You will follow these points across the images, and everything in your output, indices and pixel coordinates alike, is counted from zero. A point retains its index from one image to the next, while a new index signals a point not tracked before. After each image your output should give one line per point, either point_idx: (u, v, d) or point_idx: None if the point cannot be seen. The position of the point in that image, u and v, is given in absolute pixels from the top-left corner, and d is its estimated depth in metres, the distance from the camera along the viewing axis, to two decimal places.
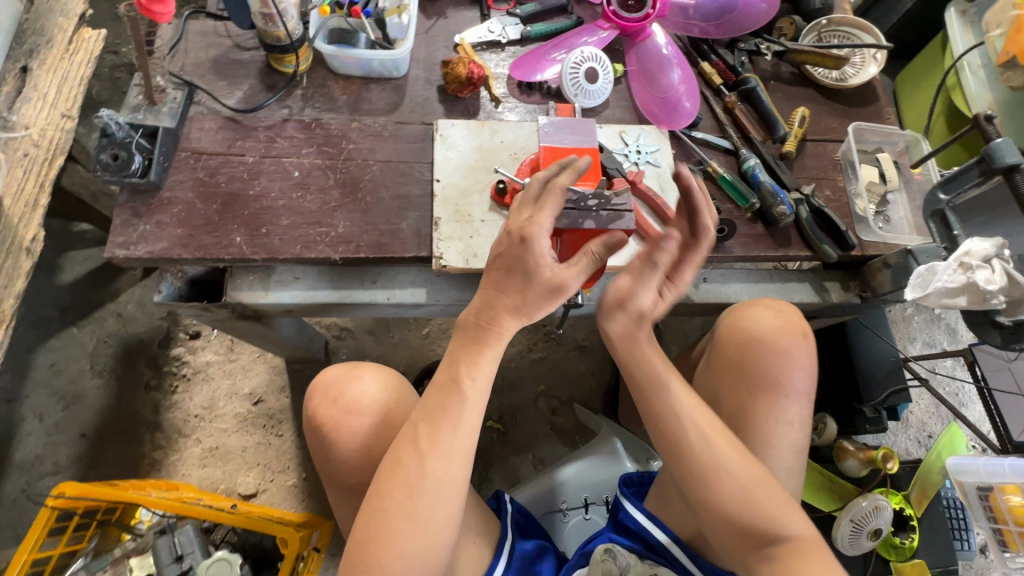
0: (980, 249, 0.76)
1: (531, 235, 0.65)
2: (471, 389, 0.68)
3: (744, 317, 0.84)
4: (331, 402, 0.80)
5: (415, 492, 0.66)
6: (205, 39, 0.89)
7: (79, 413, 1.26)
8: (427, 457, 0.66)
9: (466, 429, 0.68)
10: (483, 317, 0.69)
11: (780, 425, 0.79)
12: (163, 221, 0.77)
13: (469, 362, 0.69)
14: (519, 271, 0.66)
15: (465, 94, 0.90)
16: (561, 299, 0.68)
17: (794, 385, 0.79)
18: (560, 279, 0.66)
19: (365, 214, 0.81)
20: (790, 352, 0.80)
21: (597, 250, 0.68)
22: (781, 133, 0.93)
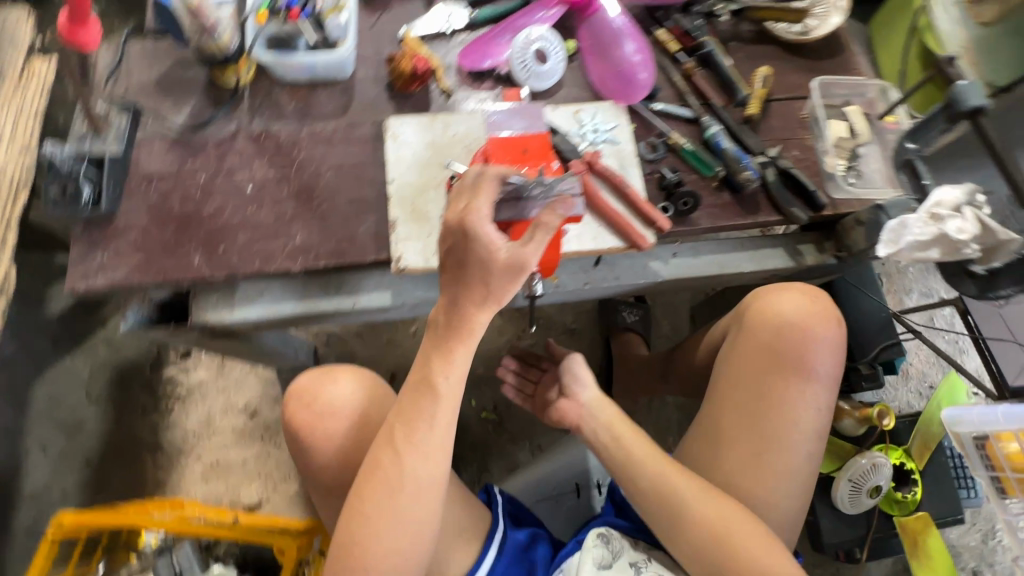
0: (951, 198, 0.73)
1: (472, 223, 0.62)
2: (445, 388, 0.69)
3: (770, 297, 0.79)
4: (308, 407, 0.82)
5: (393, 491, 0.69)
6: (146, 59, 0.87)
7: (81, 441, 1.28)
8: (403, 457, 0.69)
9: (441, 428, 0.70)
10: (458, 317, 0.67)
11: (809, 411, 0.75)
12: (120, 249, 0.77)
13: (442, 359, 0.69)
14: (473, 262, 0.64)
15: (414, 88, 0.88)
16: (525, 276, 0.65)
17: (820, 369, 0.75)
18: (519, 258, 0.63)
19: (322, 222, 0.81)
20: (824, 338, 0.75)
21: (547, 220, 0.64)
22: (742, 96, 0.91)
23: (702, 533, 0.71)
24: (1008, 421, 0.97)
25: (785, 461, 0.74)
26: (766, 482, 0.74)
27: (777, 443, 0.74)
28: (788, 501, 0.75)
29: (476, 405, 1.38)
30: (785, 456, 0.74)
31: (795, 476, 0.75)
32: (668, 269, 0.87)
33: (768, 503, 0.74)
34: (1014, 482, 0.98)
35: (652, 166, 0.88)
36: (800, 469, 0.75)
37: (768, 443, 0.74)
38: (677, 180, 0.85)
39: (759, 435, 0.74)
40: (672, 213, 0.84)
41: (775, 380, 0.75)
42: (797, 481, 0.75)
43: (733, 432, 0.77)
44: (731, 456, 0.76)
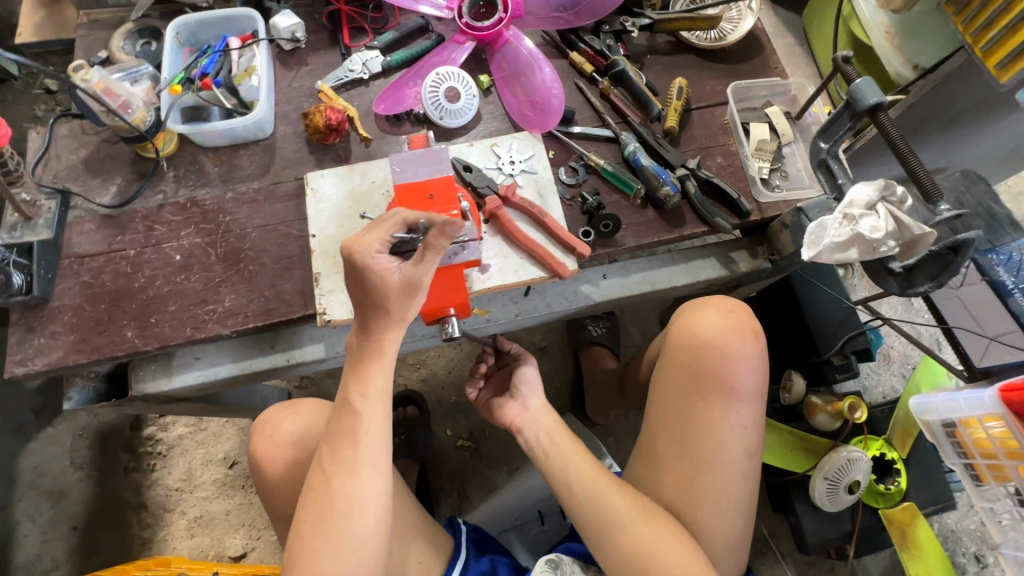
0: (863, 197, 0.72)
1: (358, 254, 0.60)
2: (364, 403, 0.64)
3: (689, 317, 0.79)
4: (267, 439, 0.74)
5: (327, 518, 0.61)
6: (74, 141, 0.90)
7: (68, 508, 1.30)
8: (332, 477, 0.62)
9: (369, 442, 0.63)
10: (369, 333, 0.65)
11: (733, 430, 0.74)
12: (56, 331, 0.79)
13: (358, 375, 0.64)
14: (371, 291, 0.62)
15: (333, 140, 0.90)
16: (422, 295, 0.63)
17: (745, 388, 0.74)
18: (411, 278, 0.61)
19: (249, 283, 0.82)
20: (743, 354, 0.75)
21: (439, 242, 0.59)
22: (657, 111, 0.91)
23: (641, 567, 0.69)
24: (968, 408, 0.94)
25: (716, 482, 0.73)
26: (699, 504, 0.73)
27: (706, 466, 0.73)
28: (725, 524, 0.73)
29: (452, 433, 1.38)
30: (716, 480, 0.73)
31: (730, 498, 0.73)
32: (600, 291, 0.88)
33: (704, 528, 0.73)
34: (985, 468, 0.96)
35: (573, 190, 0.89)
36: (733, 491, 0.73)
37: (695, 468, 0.73)
38: (597, 202, 0.86)
39: (688, 457, 0.74)
40: (594, 236, 0.85)
41: (696, 401, 0.75)
42: (732, 503, 0.73)
43: (665, 459, 0.76)
44: (664, 477, 0.75)
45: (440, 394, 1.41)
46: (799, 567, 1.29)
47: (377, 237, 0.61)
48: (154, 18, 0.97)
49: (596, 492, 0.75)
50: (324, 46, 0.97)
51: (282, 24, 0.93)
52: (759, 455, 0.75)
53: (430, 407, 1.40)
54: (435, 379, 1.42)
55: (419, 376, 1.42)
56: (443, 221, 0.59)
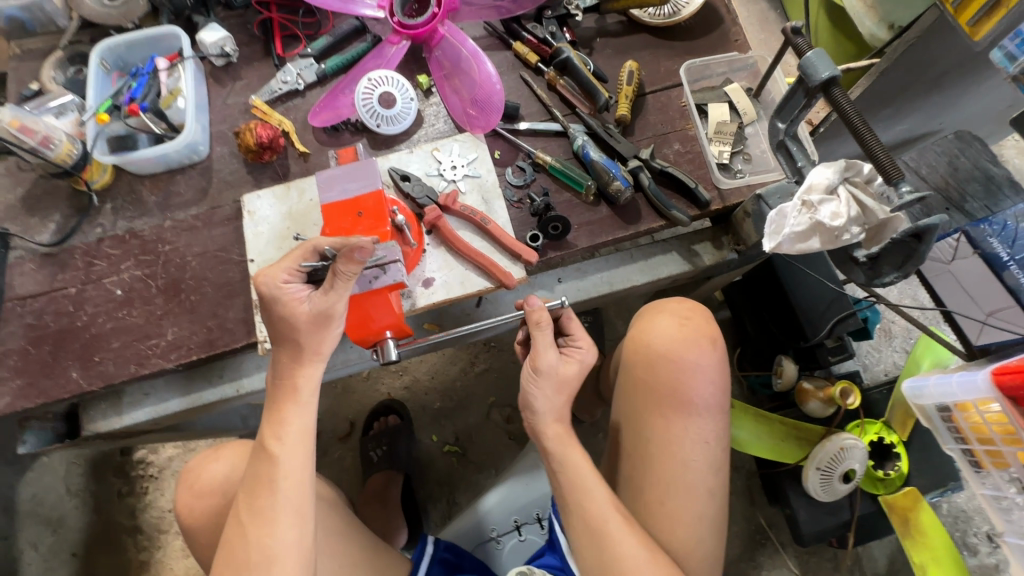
0: (822, 180, 0.66)
1: (264, 285, 0.61)
2: (280, 448, 0.63)
3: (644, 329, 0.78)
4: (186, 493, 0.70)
5: (244, 571, 0.60)
6: (11, 179, 0.88)
7: (67, 535, 1.33)
8: (250, 527, 0.61)
9: (289, 488, 0.62)
10: (281, 375, 0.65)
11: (697, 446, 0.72)
12: (2, 376, 0.78)
13: (273, 420, 0.64)
14: (283, 324, 0.62)
15: (268, 158, 0.86)
16: (335, 324, 0.64)
17: (704, 400, 0.72)
18: (322, 308, 0.62)
19: (191, 314, 0.80)
20: (699, 364, 0.73)
21: (348, 269, 0.60)
22: (604, 100, 0.84)
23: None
24: (961, 391, 0.88)
25: (684, 501, 0.71)
26: (670, 526, 0.71)
27: (675, 486, 0.71)
28: (701, 545, 0.71)
29: (438, 439, 1.36)
30: (687, 498, 0.71)
31: (701, 517, 0.71)
32: (555, 296, 0.83)
33: (683, 553, 0.70)
34: (983, 454, 0.90)
35: (521, 192, 0.84)
36: (704, 510, 0.71)
37: (665, 489, 0.71)
38: (545, 203, 0.81)
39: (653, 476, 0.72)
40: (543, 240, 0.80)
41: (656, 417, 0.73)
42: (706, 521, 0.71)
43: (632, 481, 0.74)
44: (635, 497, 0.74)
45: (424, 400, 1.39)
46: (800, 558, 1.25)
47: (286, 270, 0.62)
48: (84, 43, 0.94)
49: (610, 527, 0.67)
50: (259, 57, 0.93)
51: (208, 39, 0.89)
52: (725, 469, 0.74)
53: (414, 414, 1.38)
54: (418, 385, 1.40)
55: (401, 383, 1.40)
56: (352, 246, 0.60)
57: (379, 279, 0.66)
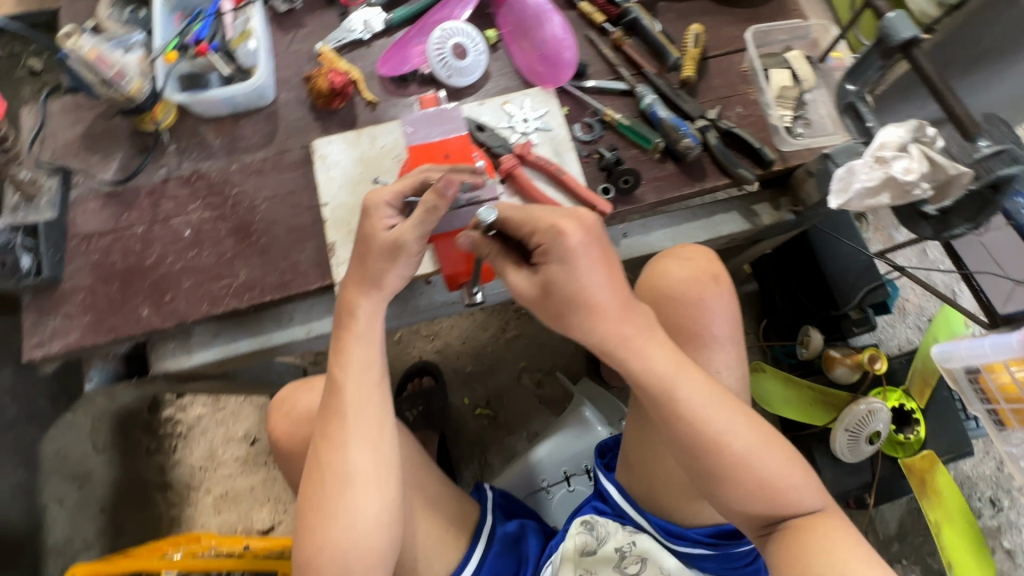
0: (895, 138, 0.70)
1: (366, 204, 0.62)
2: (346, 378, 0.64)
3: (654, 270, 0.77)
4: (285, 416, 0.76)
5: (320, 495, 0.62)
6: (69, 117, 0.86)
7: (94, 490, 1.31)
8: (321, 454, 0.63)
9: (357, 417, 0.63)
10: (341, 304, 0.65)
11: (711, 375, 0.73)
12: (70, 312, 0.78)
13: (336, 351, 0.65)
14: (363, 248, 0.62)
15: (337, 105, 0.86)
16: (406, 259, 0.62)
17: (715, 332, 0.74)
18: (396, 238, 0.60)
19: (263, 256, 0.80)
20: (710, 301, 0.74)
21: (432, 199, 0.58)
22: (673, 60, 0.87)
23: (770, 498, 0.62)
24: (994, 352, 0.93)
25: None
26: None
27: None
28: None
29: (469, 402, 1.38)
30: None
31: None
32: (620, 251, 0.86)
33: None
34: (1009, 412, 0.96)
35: (589, 147, 0.86)
36: None
37: None
38: (615, 158, 0.83)
39: None
40: (614, 193, 0.82)
41: None
42: None
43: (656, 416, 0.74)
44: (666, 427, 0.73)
45: (455, 364, 1.41)
46: None
47: (386, 193, 0.62)
48: None
49: (717, 427, 0.62)
50: (321, 5, 0.93)
51: None
52: (743, 398, 0.75)
53: (446, 377, 1.40)
54: (449, 349, 1.42)
55: (433, 347, 1.42)
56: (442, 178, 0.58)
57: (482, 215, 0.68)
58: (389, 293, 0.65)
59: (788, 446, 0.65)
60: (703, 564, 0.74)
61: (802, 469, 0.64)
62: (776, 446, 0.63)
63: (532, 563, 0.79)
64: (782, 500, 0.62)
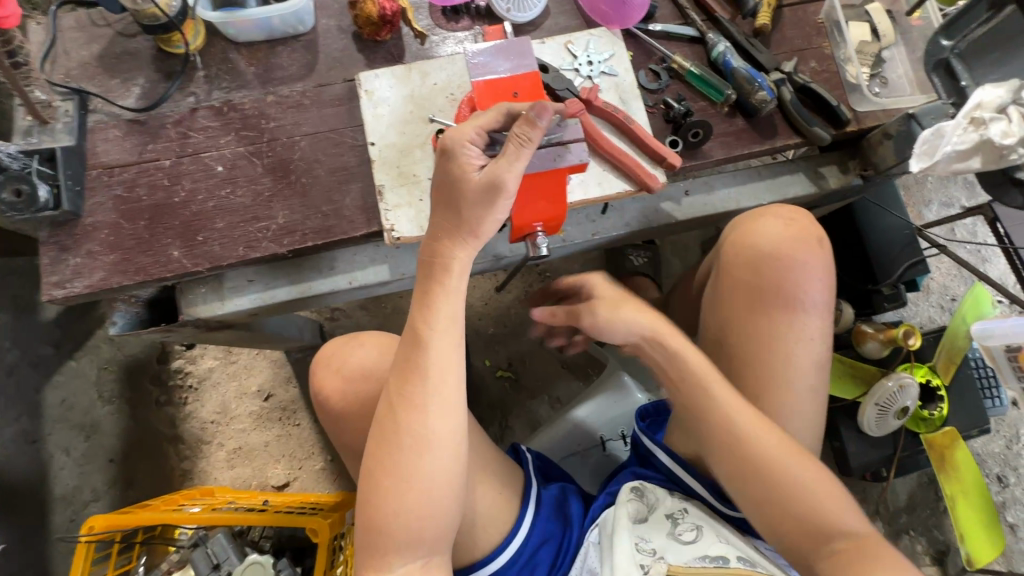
0: (993, 99, 0.66)
1: (449, 144, 0.58)
2: (431, 335, 0.62)
3: (747, 229, 0.75)
4: (334, 372, 0.72)
5: (397, 453, 0.61)
6: (85, 34, 0.78)
7: (102, 441, 1.27)
8: (399, 414, 0.62)
9: (437, 375, 0.62)
10: (431, 255, 0.62)
11: (800, 343, 0.72)
12: (93, 250, 0.71)
13: (422, 307, 0.63)
14: (451, 190, 0.59)
15: (384, 36, 0.79)
16: (502, 201, 0.59)
17: (811, 299, 0.72)
18: (493, 175, 0.57)
19: (303, 198, 0.74)
20: (806, 264, 0.72)
21: (524, 129, 0.56)
22: (752, 5, 0.80)
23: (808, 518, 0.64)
24: None
25: (782, 397, 0.72)
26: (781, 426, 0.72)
27: (774, 380, 0.72)
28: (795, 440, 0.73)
29: (491, 363, 1.35)
30: (788, 395, 0.72)
31: (800, 413, 0.72)
32: (682, 210, 0.81)
33: None
34: None
35: (656, 97, 0.80)
36: (803, 408, 0.73)
37: (761, 384, 0.72)
38: (685, 109, 0.77)
39: (753, 375, 0.73)
40: (681, 146, 0.77)
41: (762, 317, 0.72)
42: (809, 416, 0.73)
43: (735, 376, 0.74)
44: None
45: (477, 325, 1.37)
46: None
47: (473, 128, 0.58)
48: None
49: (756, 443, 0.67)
50: None
51: None
52: (825, 369, 0.73)
53: (468, 338, 1.36)
54: (471, 310, 1.38)
55: None
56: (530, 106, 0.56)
57: (561, 156, 0.61)
58: (484, 241, 0.63)
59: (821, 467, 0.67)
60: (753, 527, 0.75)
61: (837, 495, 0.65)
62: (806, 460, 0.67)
63: (578, 529, 0.77)
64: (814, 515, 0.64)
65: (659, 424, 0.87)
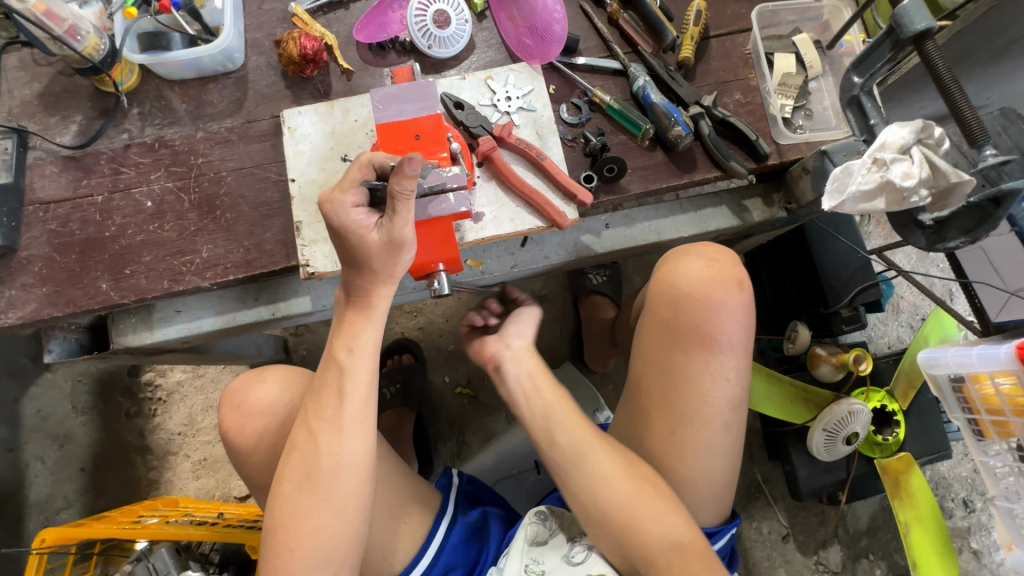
0: (897, 139, 0.64)
1: (334, 212, 0.58)
2: (350, 360, 0.64)
3: (671, 269, 0.77)
4: (236, 407, 0.76)
5: (313, 477, 0.63)
6: (27, 73, 0.81)
7: (74, 451, 1.32)
8: (318, 435, 0.63)
9: (354, 400, 0.64)
10: (355, 290, 0.64)
11: (716, 381, 0.72)
12: (27, 282, 0.75)
13: (344, 332, 0.65)
14: (353, 249, 0.60)
15: (310, 73, 0.81)
16: (405, 251, 0.61)
17: (728, 338, 0.72)
18: (390, 236, 0.59)
19: (227, 232, 0.77)
20: (725, 305, 0.73)
21: (405, 188, 0.56)
22: (671, 39, 0.81)
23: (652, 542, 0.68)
24: (980, 363, 0.90)
25: (699, 431, 0.73)
26: (692, 461, 0.73)
27: (689, 418, 0.73)
28: (709, 474, 0.74)
29: (450, 380, 1.37)
30: (699, 428, 0.73)
31: (713, 450, 0.73)
32: (602, 241, 0.83)
33: (689, 475, 0.74)
34: (989, 424, 0.94)
35: (576, 131, 0.81)
36: (718, 444, 0.73)
37: (679, 420, 0.73)
38: (601, 144, 0.78)
39: (672, 410, 0.73)
40: (597, 181, 0.78)
41: (678, 354, 0.73)
42: (720, 452, 0.74)
43: (653, 413, 0.75)
44: (652, 428, 0.75)
45: (437, 342, 1.38)
46: (789, 512, 1.33)
47: (348, 191, 0.58)
48: None
49: (611, 481, 0.70)
50: None
51: None
52: (743, 407, 0.75)
53: (428, 355, 1.38)
54: (432, 327, 1.39)
55: (417, 324, 1.38)
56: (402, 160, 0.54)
57: (445, 206, 0.65)
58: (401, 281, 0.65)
59: (668, 491, 0.71)
60: None
61: (675, 508, 0.69)
62: (649, 485, 0.70)
63: (493, 548, 0.80)
64: (656, 539, 0.67)
65: None
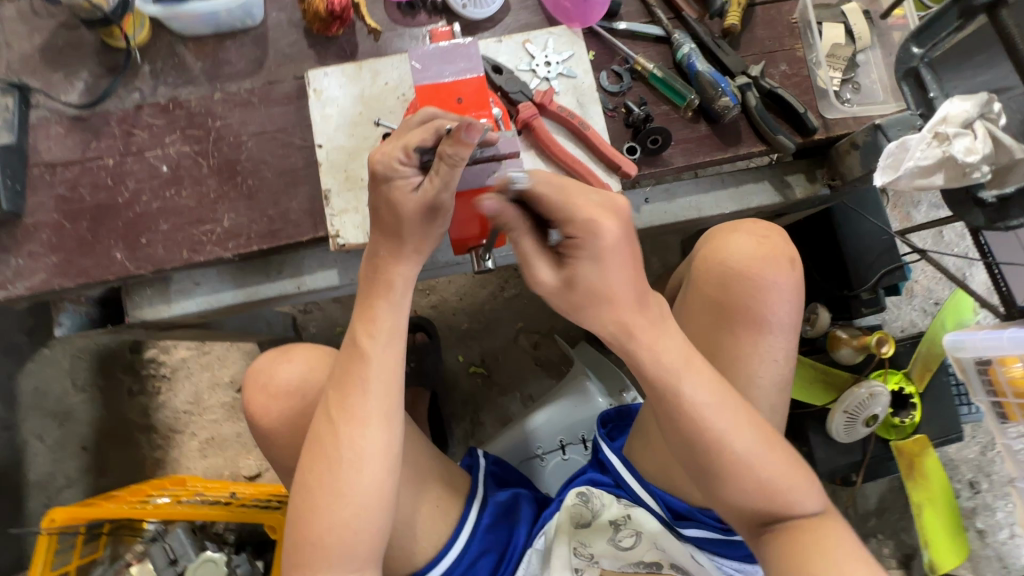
0: (960, 112, 0.62)
1: (379, 170, 0.55)
2: (371, 345, 0.61)
3: (718, 247, 0.74)
4: (260, 389, 0.73)
5: (334, 470, 0.60)
6: (28, 24, 0.75)
7: (75, 428, 1.28)
8: (339, 427, 0.61)
9: (378, 389, 0.61)
10: (375, 270, 0.60)
11: (766, 362, 0.71)
12: (34, 251, 0.70)
13: (365, 317, 0.61)
14: (392, 217, 0.57)
15: (335, 31, 0.76)
16: (441, 219, 0.58)
17: (779, 318, 0.71)
18: (431, 199, 0.55)
19: (250, 201, 0.73)
20: (777, 282, 0.71)
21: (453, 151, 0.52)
22: (719, 5, 0.77)
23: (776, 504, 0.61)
24: (1011, 346, 0.89)
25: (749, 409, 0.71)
26: None
27: None
28: None
29: (464, 359, 1.34)
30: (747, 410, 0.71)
31: None
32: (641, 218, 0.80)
33: None
34: (1015, 406, 0.94)
35: (616, 100, 0.77)
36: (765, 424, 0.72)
37: None
38: (645, 114, 0.75)
39: None
40: (640, 153, 0.75)
41: (727, 335, 0.72)
42: None
43: None
44: None
45: (451, 320, 1.35)
46: None
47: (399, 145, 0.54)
48: None
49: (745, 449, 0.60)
50: None
51: None
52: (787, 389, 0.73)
53: (441, 333, 1.35)
54: (446, 305, 1.36)
55: (430, 302, 1.35)
56: (460, 126, 0.50)
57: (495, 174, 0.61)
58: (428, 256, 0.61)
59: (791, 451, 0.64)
60: (701, 543, 0.72)
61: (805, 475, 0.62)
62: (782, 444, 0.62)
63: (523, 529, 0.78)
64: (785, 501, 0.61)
65: (621, 429, 0.86)
